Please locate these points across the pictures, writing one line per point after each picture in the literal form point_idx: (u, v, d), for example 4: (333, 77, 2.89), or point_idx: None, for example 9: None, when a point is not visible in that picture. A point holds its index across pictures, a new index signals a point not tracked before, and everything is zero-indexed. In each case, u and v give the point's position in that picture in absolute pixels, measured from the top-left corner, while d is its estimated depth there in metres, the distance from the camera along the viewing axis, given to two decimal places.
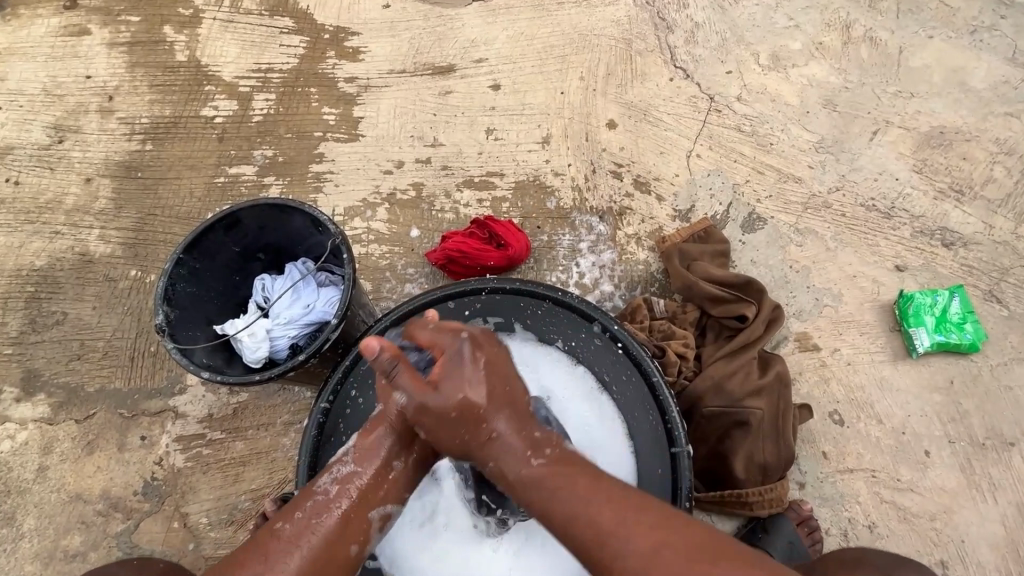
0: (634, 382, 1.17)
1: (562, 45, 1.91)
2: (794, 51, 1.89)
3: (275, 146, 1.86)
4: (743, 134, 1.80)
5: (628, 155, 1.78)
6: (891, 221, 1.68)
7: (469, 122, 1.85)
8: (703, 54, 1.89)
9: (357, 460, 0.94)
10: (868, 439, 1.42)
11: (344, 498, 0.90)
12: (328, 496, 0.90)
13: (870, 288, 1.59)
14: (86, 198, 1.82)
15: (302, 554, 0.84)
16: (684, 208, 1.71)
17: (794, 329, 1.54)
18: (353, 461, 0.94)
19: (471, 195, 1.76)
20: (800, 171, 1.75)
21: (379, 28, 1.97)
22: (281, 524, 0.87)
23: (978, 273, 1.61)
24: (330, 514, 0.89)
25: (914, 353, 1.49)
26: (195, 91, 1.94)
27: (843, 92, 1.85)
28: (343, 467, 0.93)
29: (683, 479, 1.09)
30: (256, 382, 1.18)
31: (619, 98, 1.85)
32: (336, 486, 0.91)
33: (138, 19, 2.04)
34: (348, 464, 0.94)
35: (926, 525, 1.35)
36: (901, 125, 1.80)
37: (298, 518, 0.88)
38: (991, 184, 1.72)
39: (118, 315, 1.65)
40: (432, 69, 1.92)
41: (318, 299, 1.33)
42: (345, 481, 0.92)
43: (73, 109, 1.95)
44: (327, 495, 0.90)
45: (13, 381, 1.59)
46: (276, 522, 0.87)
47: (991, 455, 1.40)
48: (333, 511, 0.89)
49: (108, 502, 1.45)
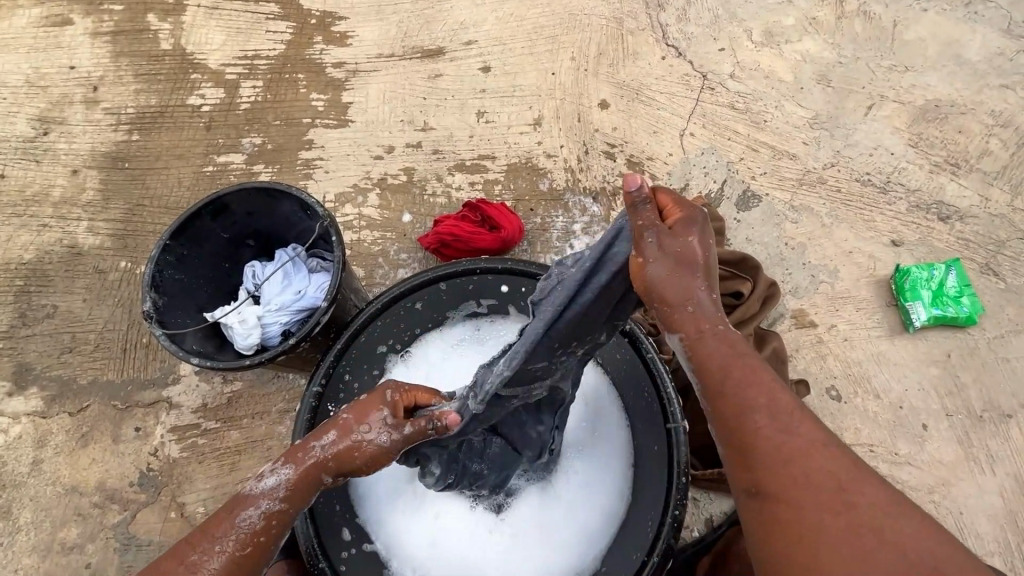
0: (626, 359, 1.17)
1: (552, 26, 1.88)
2: (788, 27, 1.87)
3: (263, 134, 1.83)
4: (737, 112, 1.78)
5: (621, 136, 1.75)
6: (887, 196, 1.67)
7: (460, 105, 1.82)
8: (696, 31, 1.87)
9: (283, 491, 0.84)
10: (865, 414, 1.42)
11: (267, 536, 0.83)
12: (250, 530, 0.82)
13: (867, 263, 1.58)
14: (73, 190, 1.80)
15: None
16: (679, 187, 1.69)
17: (790, 306, 1.53)
18: (282, 501, 0.84)
19: (463, 179, 1.74)
20: (795, 147, 1.73)
21: (367, 12, 1.94)
22: (194, 555, 0.80)
23: (974, 246, 1.60)
24: (242, 550, 0.81)
25: (911, 328, 1.48)
26: (181, 80, 1.91)
27: (838, 67, 1.82)
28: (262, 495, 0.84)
29: (680, 454, 1.07)
30: (247, 367, 1.16)
31: (611, 78, 1.82)
32: (259, 518, 0.83)
33: (121, 8, 2.00)
34: (273, 497, 0.84)
35: (925, 498, 1.35)
36: (896, 99, 1.78)
37: (214, 551, 0.80)
38: (987, 156, 1.71)
39: (109, 307, 1.63)
40: (420, 52, 1.89)
41: (310, 284, 1.32)
42: (267, 515, 0.83)
43: (57, 101, 1.92)
44: (252, 529, 0.82)
45: (5, 376, 1.58)
46: (188, 553, 0.80)
47: (989, 427, 1.40)
48: (253, 547, 0.82)
49: (104, 494, 1.44)
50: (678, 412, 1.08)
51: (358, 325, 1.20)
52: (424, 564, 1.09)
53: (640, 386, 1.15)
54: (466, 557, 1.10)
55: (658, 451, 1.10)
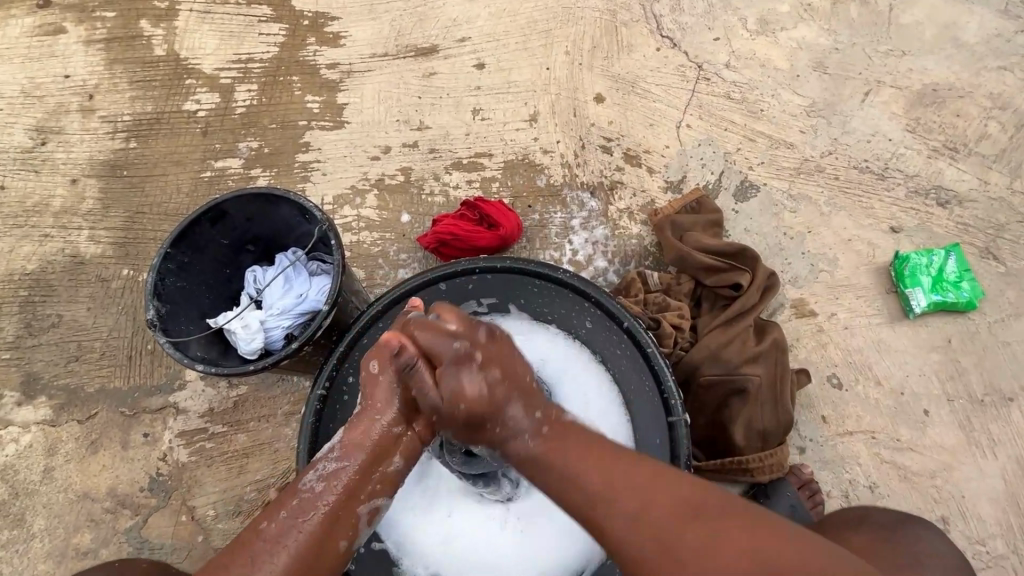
0: (627, 355, 1.17)
1: (545, 20, 1.87)
2: (783, 14, 1.86)
3: (260, 138, 1.84)
4: (733, 102, 1.77)
5: (617, 129, 1.75)
6: (885, 182, 1.67)
7: (455, 103, 1.82)
8: (690, 22, 1.86)
9: (344, 455, 0.91)
10: (867, 401, 1.42)
11: (330, 497, 0.87)
12: (311, 493, 0.87)
13: (866, 251, 1.58)
14: (73, 199, 1.81)
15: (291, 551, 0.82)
16: (676, 179, 1.69)
17: (790, 296, 1.53)
18: (338, 458, 0.90)
19: (460, 177, 1.74)
20: (792, 136, 1.73)
21: (359, 12, 1.93)
22: (265, 524, 0.84)
23: (974, 230, 1.60)
24: (317, 513, 0.86)
25: (911, 314, 1.49)
26: (176, 86, 1.91)
27: (834, 53, 1.81)
28: (326, 466, 0.90)
29: (681, 447, 1.09)
30: (252, 372, 1.18)
31: (606, 71, 1.82)
32: (321, 484, 0.88)
33: (114, 15, 2.00)
34: (329, 458, 0.91)
35: (927, 483, 1.34)
36: (893, 84, 1.77)
37: (281, 517, 0.85)
38: (986, 140, 1.70)
39: (113, 315, 1.64)
40: (414, 50, 1.89)
41: (310, 288, 1.34)
42: (331, 478, 0.89)
43: (54, 110, 1.92)
44: (313, 492, 0.87)
45: (13, 386, 1.60)
46: (260, 523, 0.84)
47: (991, 410, 1.40)
48: (318, 509, 0.86)
49: (116, 499, 1.46)
50: (679, 406, 1.09)
51: (359, 327, 1.20)
52: (437, 562, 1.11)
53: (642, 381, 1.15)
54: (476, 551, 1.11)
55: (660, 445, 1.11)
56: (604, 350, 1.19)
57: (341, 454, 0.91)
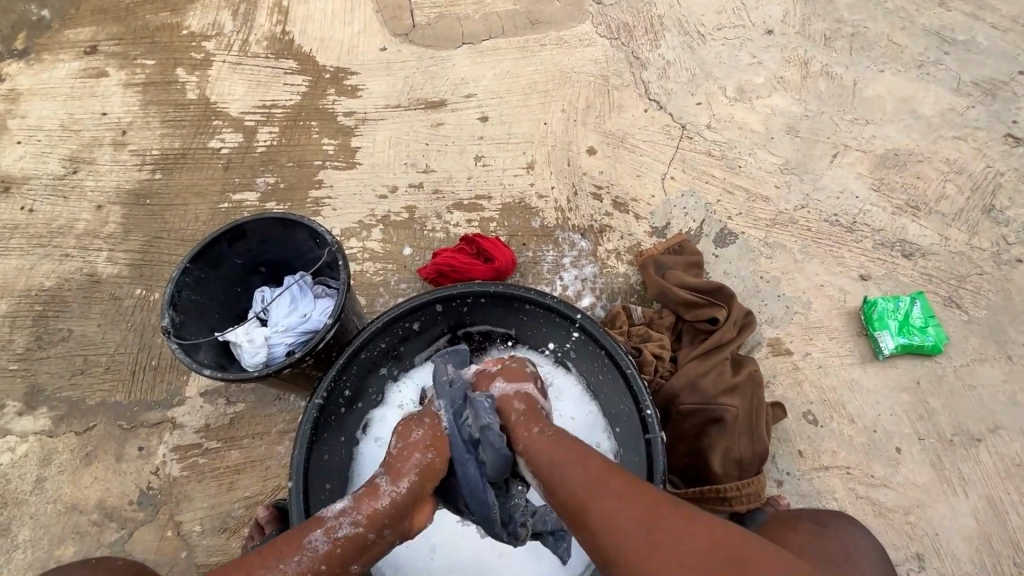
0: (606, 370, 1.25)
1: (544, 82, 2.08)
2: (758, 85, 2.07)
3: (277, 174, 1.99)
4: (714, 159, 1.94)
5: (607, 179, 1.91)
6: (853, 234, 1.80)
7: (460, 150, 1.99)
8: (675, 88, 2.06)
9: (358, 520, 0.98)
10: (840, 437, 1.47)
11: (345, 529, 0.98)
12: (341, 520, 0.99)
13: (837, 296, 1.69)
14: (96, 223, 1.93)
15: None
16: (661, 225, 1.82)
17: (767, 334, 1.62)
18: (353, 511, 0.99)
19: (461, 217, 1.88)
20: (768, 190, 1.88)
21: (377, 69, 2.13)
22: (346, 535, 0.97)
23: (937, 280, 1.71)
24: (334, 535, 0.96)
25: (881, 355, 1.57)
26: (204, 126, 2.09)
27: (804, 120, 2.01)
28: (339, 527, 0.95)
29: (658, 462, 1.11)
30: (254, 379, 1.24)
31: (598, 128, 2.00)
32: (327, 543, 0.94)
33: (153, 63, 2.21)
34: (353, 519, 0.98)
35: (902, 519, 1.38)
36: (859, 148, 1.95)
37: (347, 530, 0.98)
38: (945, 200, 1.85)
39: (121, 332, 1.72)
40: (425, 103, 2.07)
41: (315, 309, 1.41)
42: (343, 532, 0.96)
43: (88, 143, 2.09)
44: (319, 549, 0.93)
45: (16, 396, 1.64)
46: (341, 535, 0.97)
47: (960, 450, 1.45)
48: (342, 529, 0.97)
49: (103, 512, 1.47)
50: (657, 422, 1.12)
51: (360, 341, 1.25)
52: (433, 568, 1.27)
53: (622, 398, 1.22)
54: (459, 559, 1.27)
55: (640, 463, 1.16)
56: (584, 361, 1.31)
57: (356, 516, 0.97)
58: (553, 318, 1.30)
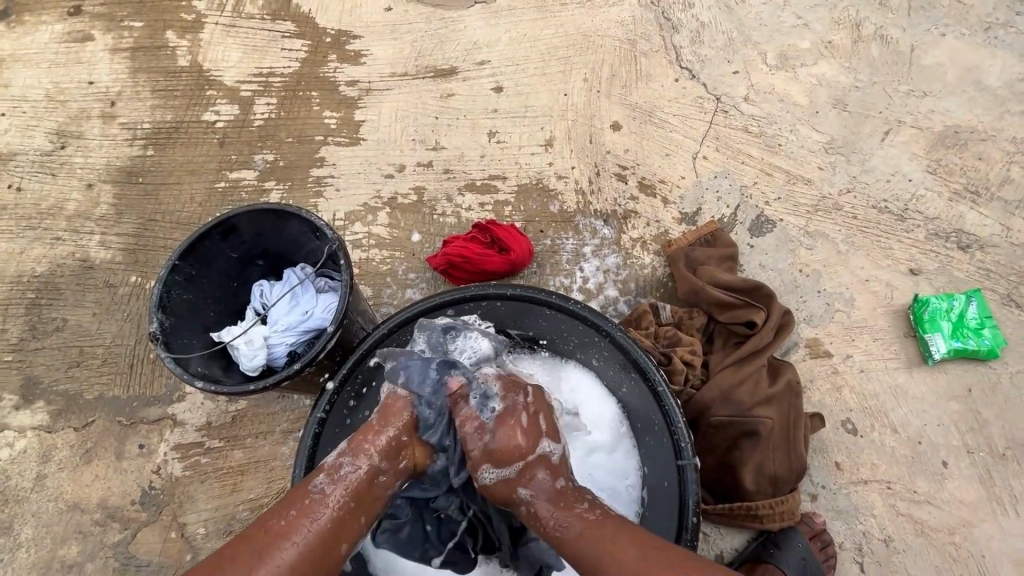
0: (632, 383, 1.15)
1: (565, 47, 1.88)
2: (803, 50, 1.86)
3: (275, 151, 1.84)
4: (751, 136, 1.76)
5: (633, 158, 1.74)
6: (904, 223, 1.63)
7: (472, 125, 1.82)
8: (710, 54, 1.86)
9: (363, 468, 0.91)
10: (882, 449, 1.38)
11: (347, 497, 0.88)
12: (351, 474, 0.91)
13: (883, 292, 1.54)
14: (87, 203, 1.82)
15: (299, 548, 0.82)
16: (691, 211, 1.67)
17: (805, 335, 1.49)
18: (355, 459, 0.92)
19: (473, 199, 1.74)
20: (810, 172, 1.71)
21: (381, 31, 1.94)
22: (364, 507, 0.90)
23: (996, 276, 1.56)
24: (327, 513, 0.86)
25: (930, 360, 1.44)
26: (197, 96, 1.93)
27: (854, 92, 1.81)
28: (340, 468, 0.91)
29: (690, 491, 1.05)
30: (252, 390, 1.15)
31: (623, 100, 1.81)
32: (333, 487, 0.89)
33: (141, 25, 2.04)
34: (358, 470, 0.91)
35: (945, 539, 1.30)
36: (914, 124, 1.76)
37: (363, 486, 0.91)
38: (1008, 185, 1.67)
39: (117, 322, 1.63)
40: (433, 71, 1.89)
41: (317, 306, 1.30)
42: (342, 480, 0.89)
43: (76, 115, 1.95)
44: (324, 494, 0.88)
45: (13, 389, 1.59)
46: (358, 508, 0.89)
47: (1012, 465, 1.36)
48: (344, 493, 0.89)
49: (106, 511, 1.44)
50: (690, 448, 1.06)
51: (365, 349, 1.18)
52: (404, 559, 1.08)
53: (649, 417, 1.13)
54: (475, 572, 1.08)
55: (668, 487, 1.07)
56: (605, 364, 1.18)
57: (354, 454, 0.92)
58: (574, 324, 1.20)
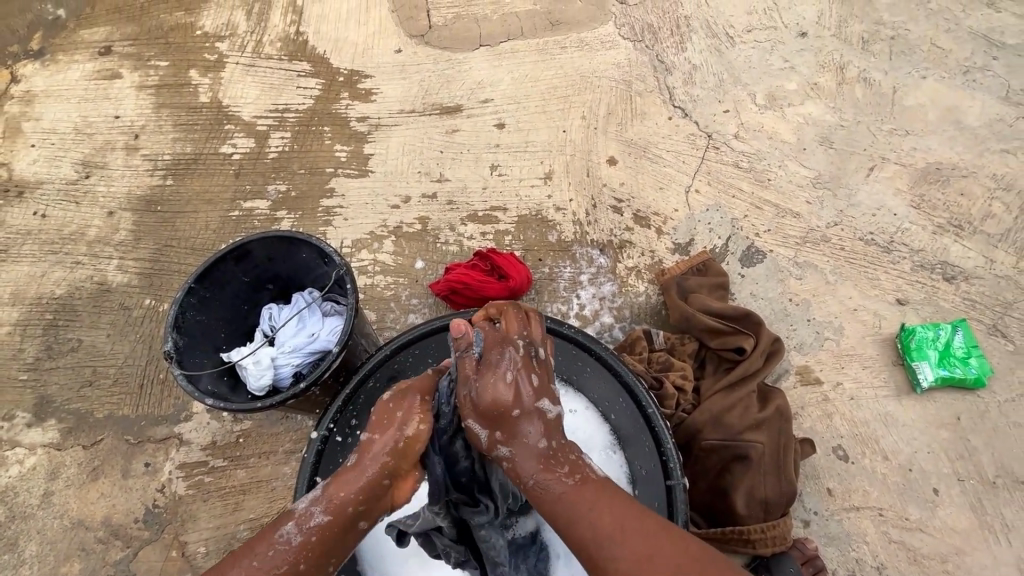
0: (624, 404, 1.19)
1: (564, 87, 2.00)
2: (790, 91, 1.96)
3: (288, 182, 1.94)
4: (741, 170, 1.84)
5: (628, 191, 1.82)
6: (891, 255, 1.69)
7: (475, 158, 1.92)
8: (701, 94, 1.96)
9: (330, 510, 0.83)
10: (873, 476, 1.40)
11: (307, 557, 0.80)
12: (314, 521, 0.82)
13: (871, 321, 1.59)
14: (108, 229, 1.91)
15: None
16: (684, 241, 1.74)
17: (795, 362, 1.53)
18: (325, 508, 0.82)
19: (475, 229, 1.81)
20: (799, 206, 1.78)
21: (391, 72, 2.07)
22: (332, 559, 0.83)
23: (981, 307, 1.61)
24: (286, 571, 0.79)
25: (919, 388, 1.48)
26: (215, 130, 2.05)
27: (839, 130, 1.90)
28: (311, 517, 0.82)
29: (680, 509, 1.09)
30: (259, 408, 1.19)
31: (619, 136, 1.91)
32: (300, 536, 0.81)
33: (166, 64, 2.17)
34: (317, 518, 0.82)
35: (937, 567, 1.32)
36: (898, 161, 1.84)
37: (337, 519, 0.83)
38: (990, 219, 1.74)
39: (130, 343, 1.70)
40: (440, 109, 2.00)
41: (323, 328, 1.35)
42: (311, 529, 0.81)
43: (101, 147, 2.07)
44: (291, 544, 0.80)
45: (26, 407, 1.63)
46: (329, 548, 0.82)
47: (1002, 494, 1.37)
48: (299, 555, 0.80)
49: (109, 529, 1.46)
50: (680, 470, 1.10)
51: (367, 370, 1.23)
52: None
53: (640, 438, 1.16)
54: None
55: (656, 508, 1.10)
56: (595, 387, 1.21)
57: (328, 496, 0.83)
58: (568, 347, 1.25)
